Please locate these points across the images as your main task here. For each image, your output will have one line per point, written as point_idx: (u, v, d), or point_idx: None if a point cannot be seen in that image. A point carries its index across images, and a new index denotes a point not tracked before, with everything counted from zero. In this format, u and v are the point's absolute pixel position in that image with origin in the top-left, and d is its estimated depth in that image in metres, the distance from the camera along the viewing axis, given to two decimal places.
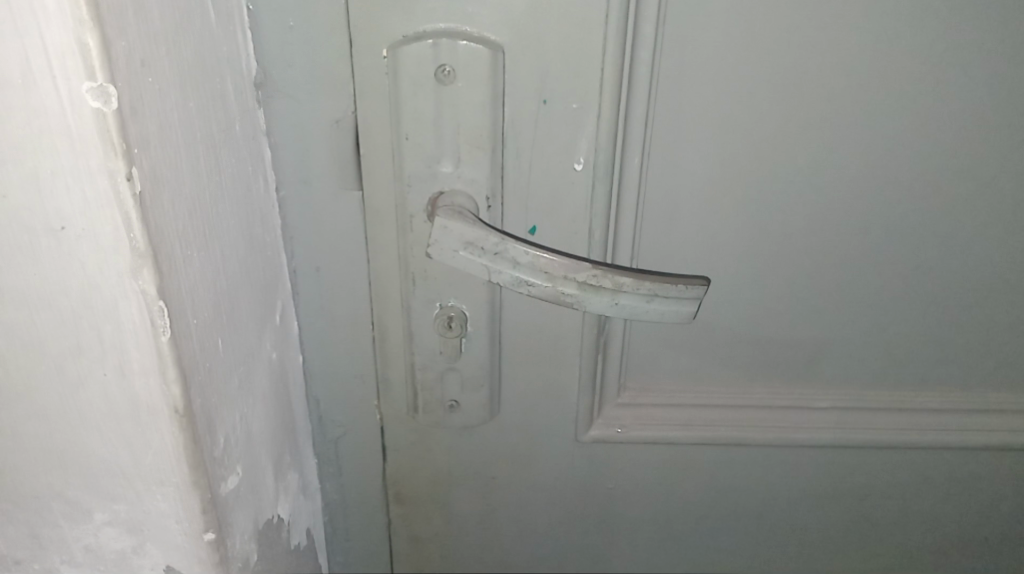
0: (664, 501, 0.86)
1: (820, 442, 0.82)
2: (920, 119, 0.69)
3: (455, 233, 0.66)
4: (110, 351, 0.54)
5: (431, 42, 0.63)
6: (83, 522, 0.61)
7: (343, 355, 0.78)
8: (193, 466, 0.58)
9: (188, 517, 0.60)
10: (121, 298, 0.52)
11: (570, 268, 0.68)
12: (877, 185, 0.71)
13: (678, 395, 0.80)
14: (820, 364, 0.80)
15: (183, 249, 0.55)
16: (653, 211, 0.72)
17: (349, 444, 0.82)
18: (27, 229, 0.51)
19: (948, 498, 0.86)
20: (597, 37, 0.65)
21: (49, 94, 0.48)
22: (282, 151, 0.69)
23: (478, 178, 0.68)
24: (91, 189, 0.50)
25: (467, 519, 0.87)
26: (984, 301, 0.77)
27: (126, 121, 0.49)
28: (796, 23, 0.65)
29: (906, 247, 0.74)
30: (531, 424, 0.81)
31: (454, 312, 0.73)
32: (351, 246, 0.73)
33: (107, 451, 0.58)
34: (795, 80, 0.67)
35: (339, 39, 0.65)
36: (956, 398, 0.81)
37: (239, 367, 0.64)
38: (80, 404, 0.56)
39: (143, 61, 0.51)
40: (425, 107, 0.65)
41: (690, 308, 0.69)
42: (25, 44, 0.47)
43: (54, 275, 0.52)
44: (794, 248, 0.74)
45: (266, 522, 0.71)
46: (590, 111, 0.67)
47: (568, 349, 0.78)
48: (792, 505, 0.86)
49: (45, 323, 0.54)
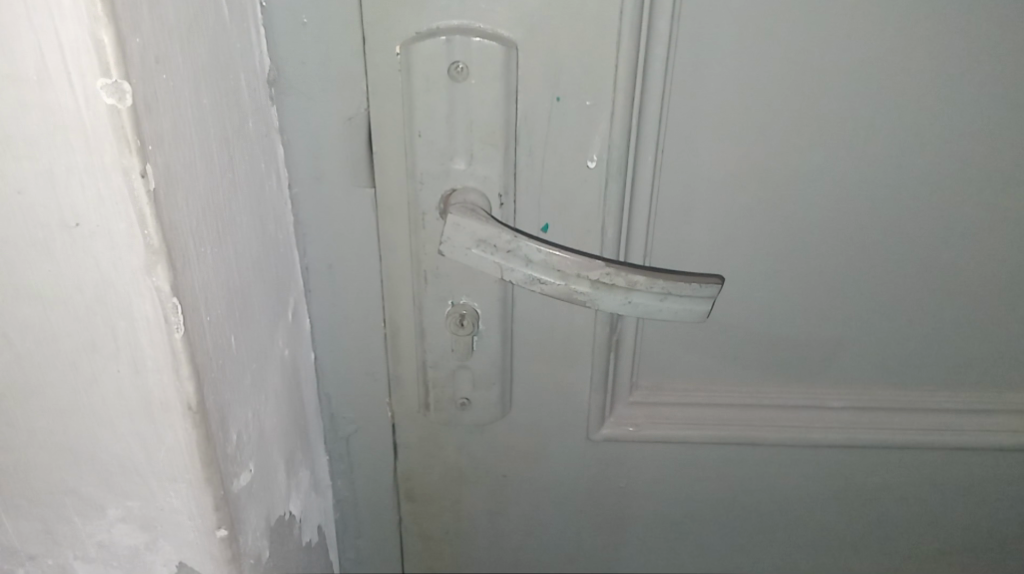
0: (675, 500, 0.86)
1: (833, 442, 0.81)
2: (935, 117, 0.69)
3: (467, 230, 0.66)
4: (124, 348, 0.54)
5: (444, 39, 0.63)
6: (96, 518, 0.61)
7: (354, 352, 0.78)
8: (206, 463, 0.58)
9: (200, 513, 0.60)
10: (135, 295, 0.52)
11: (583, 266, 0.68)
12: (892, 183, 0.71)
13: (690, 394, 0.80)
14: (833, 364, 0.79)
15: (197, 245, 0.55)
16: (666, 209, 0.72)
17: (360, 441, 0.82)
18: (42, 226, 0.51)
19: (961, 499, 0.86)
20: (611, 35, 0.64)
21: (64, 90, 0.48)
22: (295, 149, 0.69)
23: (491, 175, 0.68)
24: (105, 186, 0.50)
25: (478, 517, 0.87)
26: (998, 301, 0.76)
27: (141, 117, 0.49)
28: (811, 20, 0.65)
29: (921, 246, 0.74)
30: (543, 422, 0.81)
31: (466, 309, 0.72)
32: (363, 243, 0.73)
33: (120, 448, 0.58)
34: (809, 77, 0.67)
35: (353, 36, 0.65)
36: (970, 398, 0.81)
37: (252, 365, 0.64)
38: (93, 401, 0.56)
39: (157, 58, 0.50)
40: (438, 104, 0.65)
41: (703, 306, 0.69)
42: (40, 41, 0.47)
43: (67, 272, 0.52)
44: (807, 247, 0.74)
45: (278, 518, 0.71)
46: (604, 108, 0.67)
47: (580, 347, 0.77)
48: (805, 505, 0.86)
49: (59, 319, 0.54)
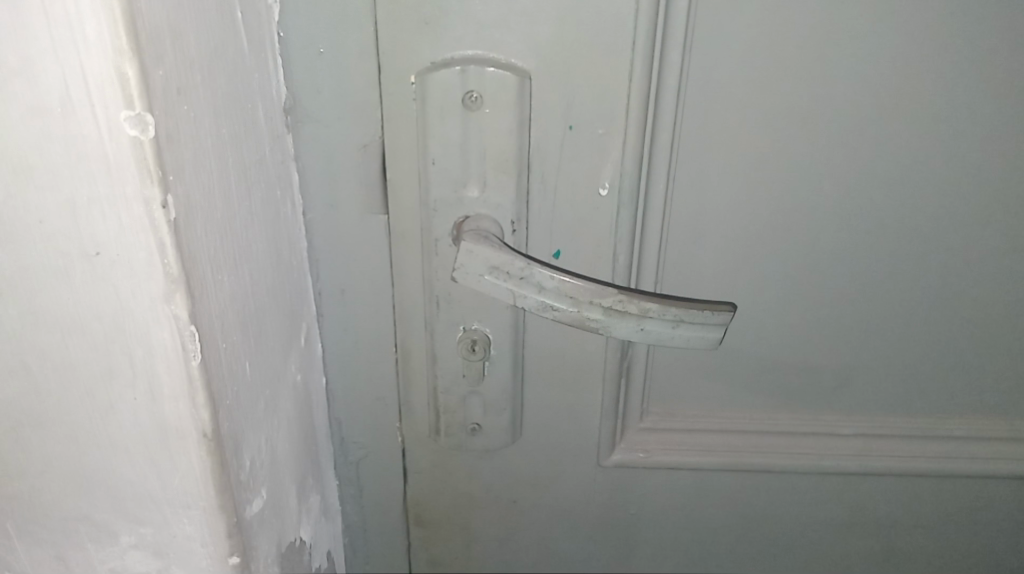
0: (684, 526, 0.86)
1: (844, 469, 0.81)
2: (944, 145, 0.69)
3: (480, 257, 0.66)
4: (141, 375, 0.54)
5: (459, 69, 0.64)
6: (109, 544, 0.61)
7: (366, 378, 0.78)
8: (220, 490, 0.58)
9: (213, 541, 0.60)
10: (152, 324, 0.53)
11: (596, 293, 0.68)
12: (901, 213, 0.71)
13: (700, 420, 0.80)
14: (843, 391, 0.79)
15: (213, 273, 0.55)
16: (677, 236, 0.73)
17: (371, 465, 0.82)
18: (62, 255, 0.51)
19: (970, 528, 0.85)
20: (623, 65, 0.65)
21: (87, 121, 0.48)
22: (309, 175, 0.69)
23: (504, 203, 0.68)
24: (127, 216, 0.50)
25: (486, 542, 0.87)
26: (1008, 329, 0.76)
27: (162, 148, 0.49)
28: (822, 51, 0.66)
29: (930, 274, 0.74)
30: (553, 447, 0.81)
31: (478, 335, 0.73)
32: (376, 270, 0.73)
33: (134, 475, 0.58)
34: (820, 107, 0.67)
35: (369, 66, 0.65)
36: (980, 425, 0.80)
37: (265, 391, 0.64)
38: (109, 428, 0.56)
39: (178, 89, 0.51)
40: (452, 133, 0.65)
41: (714, 333, 0.69)
42: (63, 72, 0.48)
43: (87, 301, 0.53)
44: (817, 274, 0.74)
45: (288, 545, 0.71)
46: (616, 136, 0.67)
47: (591, 373, 0.78)
48: (815, 532, 0.86)
49: (76, 347, 0.54)
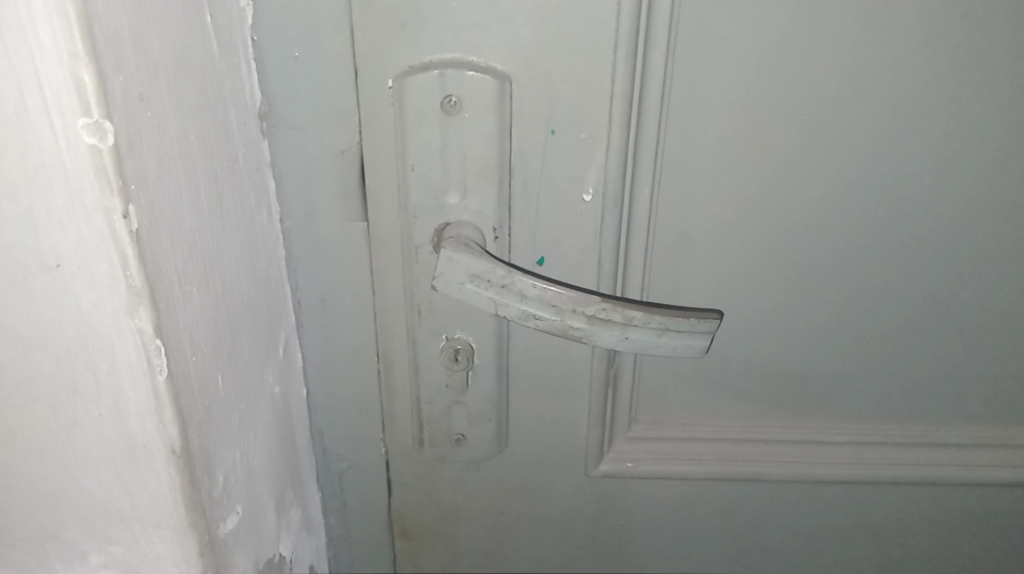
0: (675, 536, 0.84)
1: (838, 478, 0.80)
2: (935, 149, 0.67)
3: (461, 265, 0.65)
4: (105, 391, 0.53)
5: (437, 72, 0.62)
6: (79, 563, 0.59)
7: (347, 388, 0.76)
8: (191, 507, 0.56)
9: (184, 559, 0.58)
10: (116, 338, 0.51)
11: (579, 301, 0.66)
12: (893, 219, 0.70)
13: (689, 429, 0.79)
14: (835, 399, 0.78)
15: (182, 284, 0.54)
16: (664, 242, 0.71)
17: (354, 476, 0.81)
18: (21, 267, 0.50)
19: (967, 536, 0.84)
20: (605, 67, 0.63)
21: (44, 129, 0.47)
22: (286, 182, 0.67)
23: (485, 209, 0.66)
24: (87, 226, 0.48)
25: (474, 553, 0.85)
26: (1003, 335, 0.75)
27: (122, 156, 0.48)
28: (809, 53, 0.64)
29: (922, 280, 0.72)
30: (540, 457, 0.80)
31: (461, 344, 0.71)
32: (357, 278, 0.71)
33: (102, 493, 0.56)
34: (807, 109, 0.66)
35: (345, 70, 0.64)
36: (975, 433, 0.79)
37: (240, 404, 0.62)
38: (75, 445, 0.55)
39: (141, 95, 0.49)
40: (431, 138, 0.63)
41: (701, 341, 0.68)
42: (18, 79, 0.46)
43: (48, 315, 0.51)
44: (808, 280, 0.72)
45: (266, 561, 0.69)
46: (599, 141, 0.66)
47: (578, 382, 0.76)
48: (809, 541, 0.84)
49: (39, 362, 0.52)
